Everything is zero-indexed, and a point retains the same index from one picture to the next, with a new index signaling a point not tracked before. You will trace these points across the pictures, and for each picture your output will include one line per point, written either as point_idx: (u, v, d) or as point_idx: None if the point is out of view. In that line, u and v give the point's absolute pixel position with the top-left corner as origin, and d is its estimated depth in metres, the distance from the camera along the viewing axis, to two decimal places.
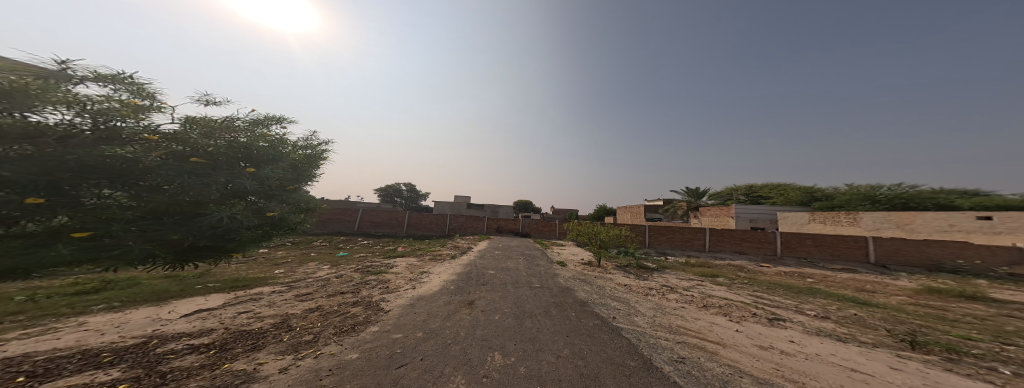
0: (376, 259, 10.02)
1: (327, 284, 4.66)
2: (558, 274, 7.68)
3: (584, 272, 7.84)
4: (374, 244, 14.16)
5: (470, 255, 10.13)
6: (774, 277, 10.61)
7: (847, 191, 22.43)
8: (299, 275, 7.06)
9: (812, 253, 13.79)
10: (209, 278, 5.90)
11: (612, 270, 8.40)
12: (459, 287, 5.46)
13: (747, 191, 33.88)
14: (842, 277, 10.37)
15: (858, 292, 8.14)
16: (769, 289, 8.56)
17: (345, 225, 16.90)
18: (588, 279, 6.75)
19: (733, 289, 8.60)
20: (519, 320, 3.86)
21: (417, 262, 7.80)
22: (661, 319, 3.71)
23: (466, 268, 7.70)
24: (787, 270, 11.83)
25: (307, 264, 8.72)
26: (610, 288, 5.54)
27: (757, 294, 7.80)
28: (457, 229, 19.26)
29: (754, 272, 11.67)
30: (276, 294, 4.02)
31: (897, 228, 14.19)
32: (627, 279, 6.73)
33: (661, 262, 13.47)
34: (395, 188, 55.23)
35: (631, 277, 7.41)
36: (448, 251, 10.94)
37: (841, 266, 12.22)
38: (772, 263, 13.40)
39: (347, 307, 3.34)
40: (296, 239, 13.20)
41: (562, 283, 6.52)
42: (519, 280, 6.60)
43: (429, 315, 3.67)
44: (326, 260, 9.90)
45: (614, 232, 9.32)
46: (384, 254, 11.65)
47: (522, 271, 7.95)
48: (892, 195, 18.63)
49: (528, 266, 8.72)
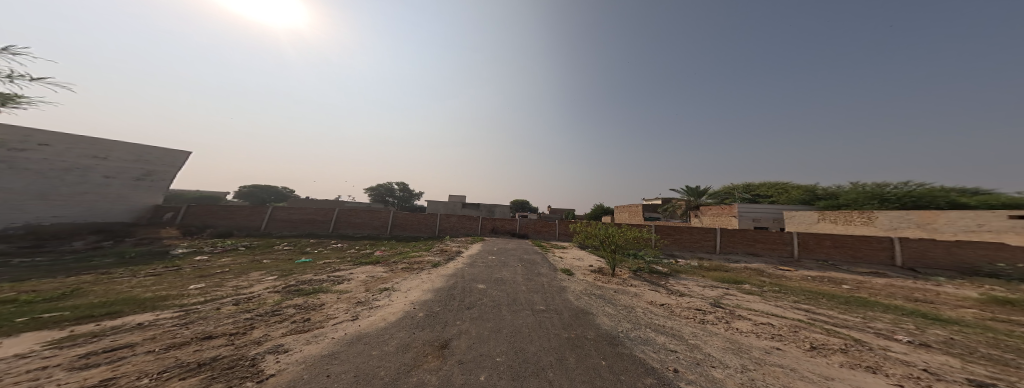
0: (343, 267, 8.26)
1: (214, 315, 2.95)
2: (565, 288, 6.12)
3: (598, 283, 6.29)
4: (349, 247, 12.32)
5: (458, 262, 8.48)
6: (803, 283, 9.35)
7: (852, 190, 21.68)
8: (224, 290, 5.31)
9: (832, 255, 12.59)
10: (64, 302, 4.08)
11: (630, 279, 6.88)
12: (432, 314, 3.84)
13: (746, 190, 33.35)
14: (878, 283, 9.16)
15: (913, 302, 6.89)
16: (811, 299, 7.18)
17: (318, 227, 14.79)
18: (605, 295, 5.21)
19: (770, 300, 7.21)
20: (519, 382, 2.25)
21: (386, 271, 6.13)
22: (762, 378, 2.19)
23: (449, 281, 6.05)
24: (813, 274, 10.62)
25: (249, 274, 6.91)
26: (642, 312, 4.01)
27: (802, 306, 6.44)
28: (449, 229, 17.61)
29: (778, 276, 10.42)
30: (93, 342, 2.30)
31: (918, 228, 13.18)
32: (657, 294, 5.21)
33: (674, 266, 12.10)
34: (389, 187, 53.37)
35: (658, 290, 5.90)
36: (432, 257, 9.25)
37: (868, 269, 11.05)
38: (791, 267, 12.24)
39: (169, 380, 1.63)
40: (255, 242, 11.30)
41: (574, 303, 4.96)
42: (516, 299, 5.01)
43: (356, 384, 2.02)
44: (280, 267, 8.09)
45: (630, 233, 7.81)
46: (356, 260, 9.83)
47: (519, 284, 6.34)
48: (902, 192, 17.86)
49: (526, 276, 7.13)
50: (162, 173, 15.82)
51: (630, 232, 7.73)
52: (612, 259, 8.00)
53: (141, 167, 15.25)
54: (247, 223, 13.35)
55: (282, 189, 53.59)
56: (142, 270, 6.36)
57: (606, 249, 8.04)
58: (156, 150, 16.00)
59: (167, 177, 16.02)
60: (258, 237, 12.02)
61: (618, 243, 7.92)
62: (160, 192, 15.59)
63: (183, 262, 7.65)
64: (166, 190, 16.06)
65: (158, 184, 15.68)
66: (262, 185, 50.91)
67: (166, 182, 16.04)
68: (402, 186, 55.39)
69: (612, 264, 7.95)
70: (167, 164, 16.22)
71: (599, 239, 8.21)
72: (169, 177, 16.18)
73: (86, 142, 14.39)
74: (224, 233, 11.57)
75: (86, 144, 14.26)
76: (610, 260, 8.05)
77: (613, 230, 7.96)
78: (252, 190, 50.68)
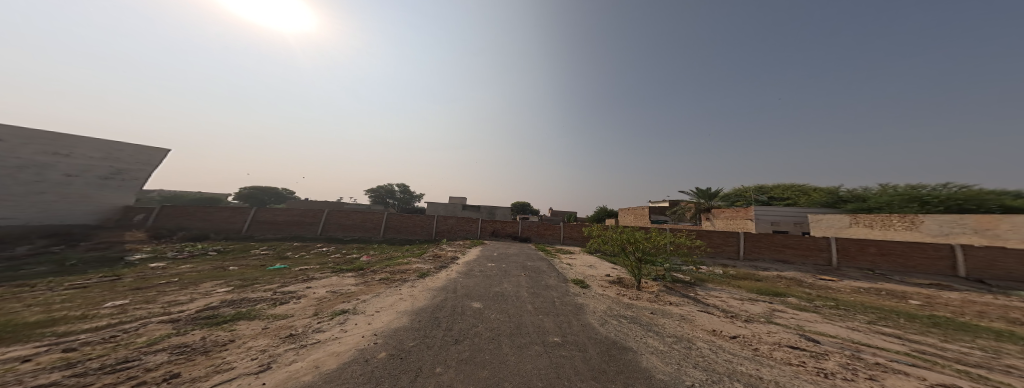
0: (318, 276, 7.06)
1: (15, 367, 1.74)
2: (584, 307, 4.82)
3: (624, 300, 5.01)
4: (335, 251, 11.18)
5: (451, 270, 7.20)
6: (859, 297, 7.93)
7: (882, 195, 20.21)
8: (145, 307, 4.11)
9: (877, 262, 11.12)
10: None
11: (663, 293, 5.56)
12: (398, 357, 2.62)
13: (760, 192, 31.83)
14: (952, 298, 7.71)
15: (1018, 326, 5.49)
16: (887, 320, 5.80)
17: (305, 229, 13.66)
18: (641, 319, 3.91)
19: (834, 319, 5.84)
20: None
21: (357, 282, 4.88)
22: None
23: (435, 298, 4.77)
24: (864, 286, 9.18)
25: (199, 285, 5.74)
26: (710, 352, 2.74)
27: (884, 330, 5.08)
28: (447, 232, 16.43)
29: (823, 288, 8.99)
30: None
31: (975, 234, 11.68)
32: (710, 316, 3.91)
33: (699, 275, 10.64)
34: (389, 188, 52.52)
35: (704, 309, 4.60)
36: (422, 263, 8.02)
37: (927, 281, 9.59)
38: (832, 276, 10.79)
39: None
40: (231, 246, 10.21)
41: (601, 331, 3.68)
42: (521, 326, 3.76)
43: None
44: (243, 275, 6.91)
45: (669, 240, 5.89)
46: (337, 266, 8.61)
47: (525, 301, 5.08)
48: (942, 193, 16.30)
49: (534, 290, 5.88)
50: (135, 172, 15.33)
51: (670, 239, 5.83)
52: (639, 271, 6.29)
53: (112, 166, 14.67)
54: (226, 226, 12.18)
55: (280, 190, 52.80)
56: (67, 281, 5.24)
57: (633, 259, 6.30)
58: (127, 148, 15.51)
59: (138, 177, 15.48)
60: (235, 241, 10.92)
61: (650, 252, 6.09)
62: (130, 192, 14.95)
63: (131, 270, 6.53)
64: (137, 190, 15.23)
65: (129, 184, 15.03)
66: (262, 186, 50.13)
67: (138, 181, 15.43)
68: (402, 188, 54.40)
69: (638, 277, 6.28)
70: (138, 162, 15.71)
71: (624, 245, 6.40)
72: (141, 176, 15.66)
73: (50, 139, 13.65)
74: (197, 237, 10.49)
75: (45, 141, 13.46)
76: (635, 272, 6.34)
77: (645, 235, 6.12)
78: (250, 191, 49.83)
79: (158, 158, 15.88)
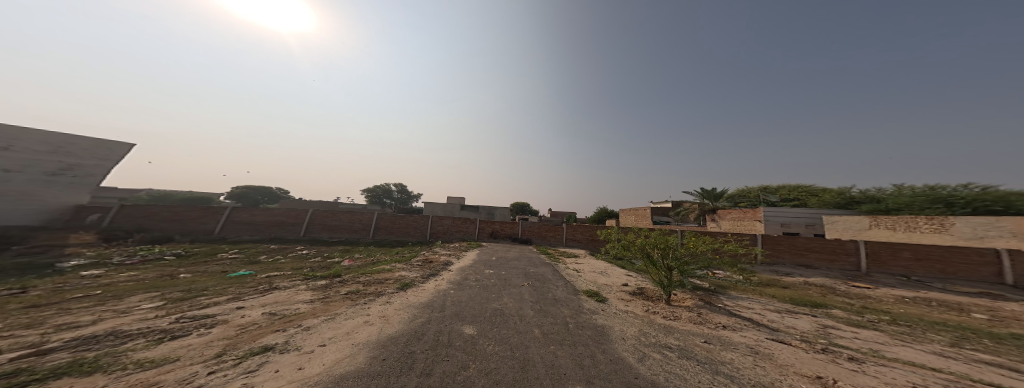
0: (282, 285, 5.93)
1: None
2: (607, 330, 3.74)
3: (659, 320, 3.94)
4: (316, 255, 10.06)
5: (440, 279, 6.09)
6: (908, 308, 6.92)
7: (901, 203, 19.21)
8: (10, 337, 3.00)
9: (912, 268, 10.09)
10: None
11: (704, 310, 4.47)
12: None
13: (766, 193, 30.90)
14: (1015, 311, 6.71)
15: None
16: (969, 339, 4.75)
17: (286, 231, 12.50)
18: (695, 353, 2.84)
19: (904, 339, 4.79)
20: None
21: (315, 297, 3.79)
22: None
23: (414, 321, 3.67)
24: (907, 295, 8.17)
25: (124, 299, 4.63)
26: None
27: (983, 357, 4.01)
28: (442, 233, 15.35)
29: (864, 298, 7.95)
30: None
31: (1014, 238, 10.71)
32: (790, 349, 2.83)
33: (720, 282, 9.58)
34: (386, 188, 51.42)
35: (768, 332, 3.52)
36: (408, 269, 6.89)
37: (973, 289, 8.60)
38: (865, 282, 9.78)
39: None
40: (195, 249, 9.08)
41: (644, 373, 2.59)
42: (529, 369, 2.65)
43: None
44: (191, 285, 5.77)
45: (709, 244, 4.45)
46: (311, 273, 7.49)
47: (532, 324, 4.00)
48: (967, 194, 15.35)
49: (541, 307, 4.81)
50: (90, 167, 14.41)
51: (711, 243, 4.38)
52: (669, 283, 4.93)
53: (63, 162, 13.69)
54: (195, 227, 10.97)
55: (274, 190, 51.72)
56: None
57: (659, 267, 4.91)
58: (81, 142, 14.90)
59: (94, 171, 14.52)
60: (202, 243, 9.77)
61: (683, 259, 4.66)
62: (82, 188, 13.62)
63: (49, 281, 5.39)
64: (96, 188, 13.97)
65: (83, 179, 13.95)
66: (255, 186, 48.71)
67: (94, 177, 14.41)
68: (399, 187, 53.22)
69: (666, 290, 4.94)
70: (93, 157, 14.90)
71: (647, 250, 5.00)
72: (97, 172, 14.68)
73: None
74: (157, 239, 9.37)
75: None
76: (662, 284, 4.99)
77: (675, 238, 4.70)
78: (243, 190, 48.44)
79: (118, 153, 15.28)
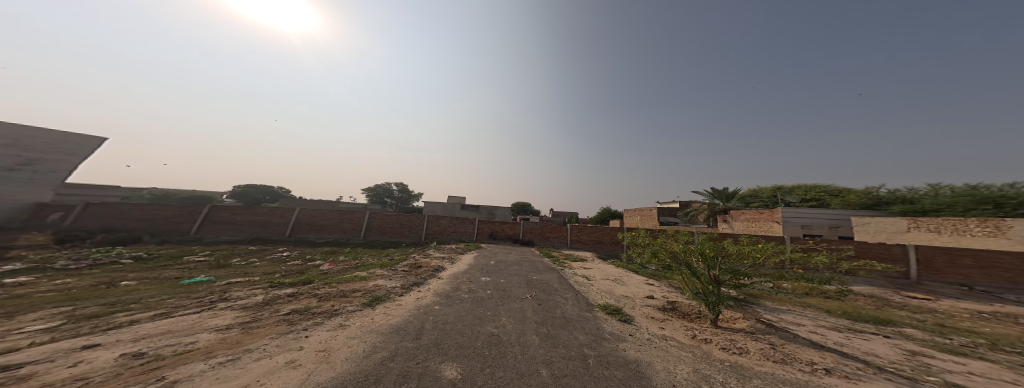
0: (236, 296, 4.93)
1: None
2: (646, 370, 2.61)
3: (719, 353, 2.80)
4: (297, 257, 9.13)
5: (424, 291, 5.02)
6: (995, 327, 5.66)
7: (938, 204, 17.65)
8: None
9: (973, 276, 8.68)
10: None
11: (772, 336, 3.31)
12: None
13: (783, 193, 29.28)
14: None
15: None
16: None
17: (270, 230, 11.58)
18: None
19: None
20: None
21: (233, 321, 2.70)
22: None
23: (370, 358, 2.59)
24: (982, 309, 6.87)
25: (18, 315, 3.64)
26: None
27: None
28: (438, 233, 14.37)
29: (927, 311, 6.69)
30: None
31: None
32: None
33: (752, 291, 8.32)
34: (388, 187, 50.80)
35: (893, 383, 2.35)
36: (389, 274, 5.85)
37: None
38: (920, 292, 8.47)
39: None
40: (162, 251, 8.18)
41: None
42: None
43: None
44: (126, 295, 4.80)
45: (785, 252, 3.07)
46: (281, 278, 6.48)
47: (538, 360, 2.89)
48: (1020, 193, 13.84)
49: (549, 333, 3.71)
50: (54, 163, 13.89)
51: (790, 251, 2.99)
52: (718, 300, 3.61)
53: (21, 155, 13.06)
54: (169, 226, 10.07)
55: (277, 189, 51.77)
56: None
57: (702, 280, 3.64)
58: (44, 135, 14.56)
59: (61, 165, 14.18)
60: (172, 245, 8.89)
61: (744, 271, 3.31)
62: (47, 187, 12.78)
63: None
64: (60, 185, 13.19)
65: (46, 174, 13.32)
66: (256, 185, 48.53)
67: (57, 172, 13.73)
68: (400, 187, 52.49)
69: (714, 310, 3.63)
70: (58, 151, 14.53)
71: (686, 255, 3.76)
72: (61, 168, 14.06)
73: None
74: (121, 240, 8.50)
75: None
76: (707, 300, 3.69)
77: (729, 242, 3.40)
78: (244, 190, 47.98)
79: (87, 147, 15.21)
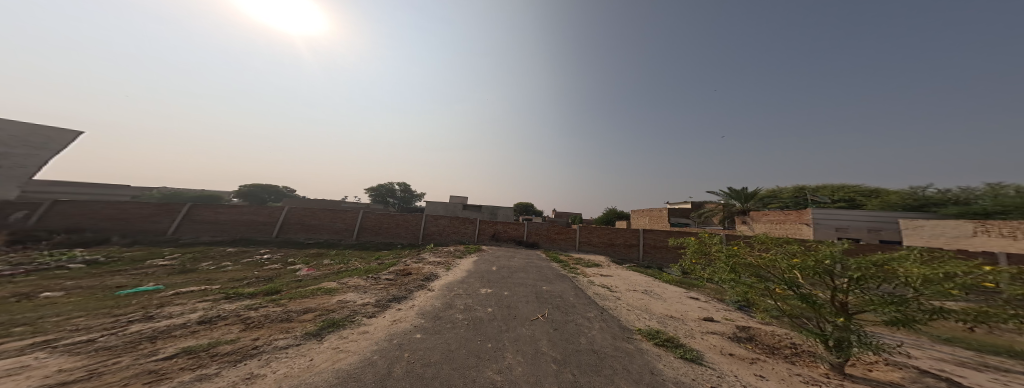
0: (171, 310, 3.84)
1: None
2: None
3: None
4: (284, 260, 8.20)
5: (405, 309, 3.86)
6: None
7: (998, 207, 15.82)
8: None
9: None
10: None
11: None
12: None
13: (808, 194, 27.29)
14: None
15: None
16: None
17: (255, 230, 10.64)
18: None
19: None
20: None
21: (38, 380, 1.54)
22: None
23: None
24: None
25: None
26: None
27: None
28: (437, 234, 13.30)
29: None
30: None
31: None
32: None
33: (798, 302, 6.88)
34: (390, 188, 50.19)
35: None
36: (367, 283, 4.74)
37: None
38: None
39: None
40: (128, 252, 7.31)
41: None
42: None
43: None
44: (30, 311, 3.73)
45: (954, 276, 1.76)
46: (245, 285, 5.44)
47: None
48: None
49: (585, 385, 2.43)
50: (20, 157, 13.66)
51: (962, 277, 1.71)
52: (844, 339, 2.35)
53: None
54: (143, 226, 9.24)
55: (282, 189, 51.95)
56: None
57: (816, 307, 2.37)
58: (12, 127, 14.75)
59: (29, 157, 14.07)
60: (141, 245, 8.02)
61: (928, 308, 1.91)
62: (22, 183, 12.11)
63: None
64: None
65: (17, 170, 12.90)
66: (260, 185, 48.70)
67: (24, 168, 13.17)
68: (403, 187, 51.81)
69: (839, 352, 2.41)
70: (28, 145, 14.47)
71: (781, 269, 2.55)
72: (31, 164, 13.57)
73: None
74: (83, 241, 7.63)
75: None
76: (825, 336, 2.47)
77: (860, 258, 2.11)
78: (247, 190, 47.74)
79: (56, 141, 15.44)
